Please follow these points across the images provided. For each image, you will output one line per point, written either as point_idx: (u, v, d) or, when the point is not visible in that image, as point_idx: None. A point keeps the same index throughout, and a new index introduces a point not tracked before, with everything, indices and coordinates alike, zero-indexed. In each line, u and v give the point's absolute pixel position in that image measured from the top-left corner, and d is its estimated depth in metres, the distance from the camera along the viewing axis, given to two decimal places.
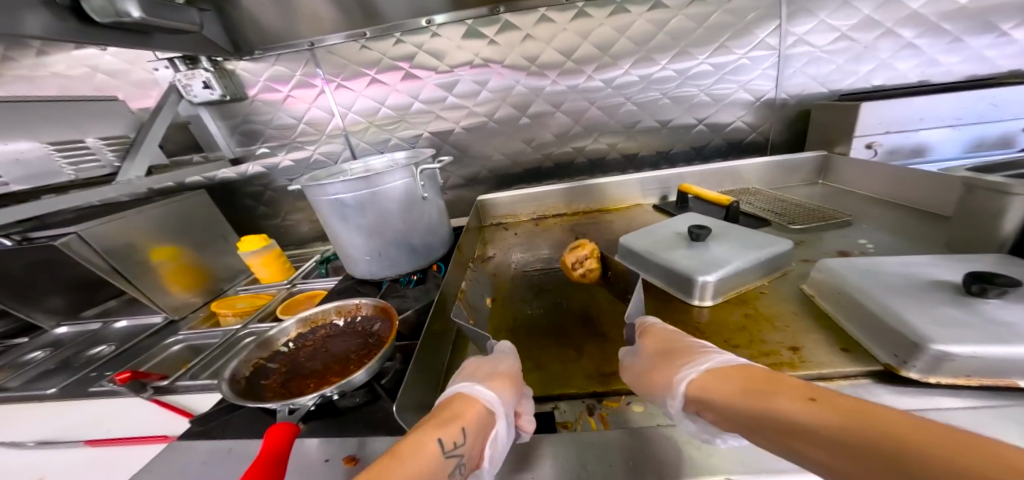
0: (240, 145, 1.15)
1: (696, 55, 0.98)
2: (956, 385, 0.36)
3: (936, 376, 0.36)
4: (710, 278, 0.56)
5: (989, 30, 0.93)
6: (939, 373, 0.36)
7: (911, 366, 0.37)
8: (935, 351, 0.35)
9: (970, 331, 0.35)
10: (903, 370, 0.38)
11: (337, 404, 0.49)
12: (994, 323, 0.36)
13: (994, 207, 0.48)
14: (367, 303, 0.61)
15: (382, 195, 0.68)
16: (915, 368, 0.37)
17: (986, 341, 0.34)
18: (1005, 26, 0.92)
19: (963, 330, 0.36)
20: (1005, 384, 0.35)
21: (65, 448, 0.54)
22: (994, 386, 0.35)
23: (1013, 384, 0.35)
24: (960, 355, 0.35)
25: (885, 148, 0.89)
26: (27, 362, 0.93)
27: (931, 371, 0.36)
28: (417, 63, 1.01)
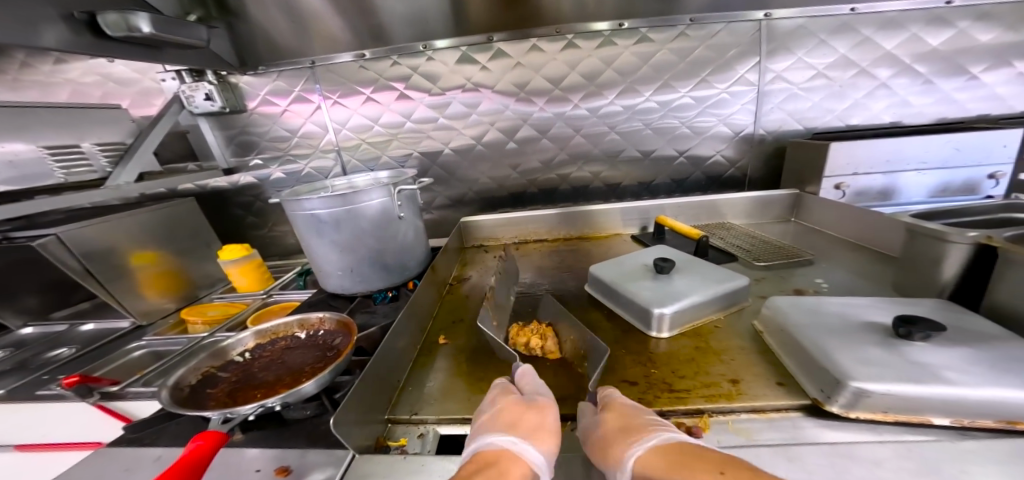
0: (235, 155, 1.19)
1: (678, 87, 1.02)
2: (875, 420, 0.37)
3: (856, 412, 0.37)
4: (667, 310, 0.57)
5: (961, 73, 0.97)
6: (858, 408, 0.37)
7: (834, 401, 0.38)
8: (853, 388, 0.36)
9: (886, 371, 0.36)
10: (827, 405, 0.39)
11: (283, 415, 0.49)
12: (912, 364, 0.37)
13: (934, 255, 0.50)
14: (331, 317, 0.62)
15: (358, 212, 0.70)
16: (837, 403, 0.38)
17: (903, 380, 0.35)
18: (975, 70, 0.96)
19: (880, 369, 0.37)
20: (919, 421, 0.36)
21: None
22: (909, 421, 0.36)
23: (926, 421, 0.36)
24: (877, 392, 0.36)
25: (854, 189, 0.91)
26: None
27: (851, 406, 0.37)
28: (411, 85, 1.06)
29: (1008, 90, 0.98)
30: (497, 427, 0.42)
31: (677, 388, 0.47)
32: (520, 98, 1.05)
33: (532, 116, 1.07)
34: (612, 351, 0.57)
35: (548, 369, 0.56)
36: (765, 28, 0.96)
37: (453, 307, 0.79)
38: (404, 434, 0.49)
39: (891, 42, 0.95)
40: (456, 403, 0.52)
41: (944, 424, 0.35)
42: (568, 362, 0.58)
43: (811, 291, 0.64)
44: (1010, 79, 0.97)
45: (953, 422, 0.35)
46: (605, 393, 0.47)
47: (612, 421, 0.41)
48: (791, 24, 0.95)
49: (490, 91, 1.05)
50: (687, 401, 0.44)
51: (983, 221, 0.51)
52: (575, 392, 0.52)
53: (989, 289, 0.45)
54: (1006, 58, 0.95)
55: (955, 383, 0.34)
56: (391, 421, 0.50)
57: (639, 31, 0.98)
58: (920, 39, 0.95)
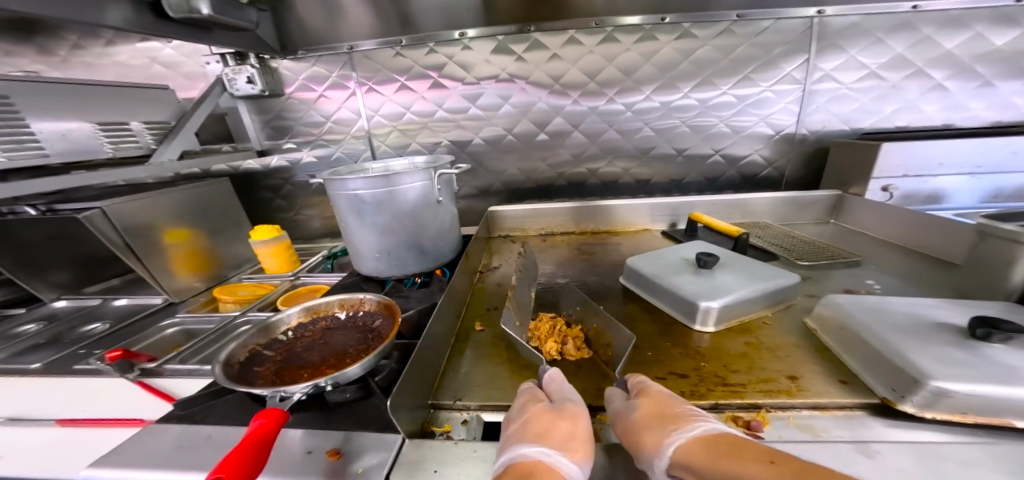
0: (269, 139, 1.21)
1: (719, 85, 1.00)
2: (950, 421, 0.36)
3: (932, 412, 0.36)
4: (714, 304, 0.56)
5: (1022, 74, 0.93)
6: (935, 408, 0.36)
7: (908, 400, 0.37)
8: (933, 387, 0.35)
9: (968, 371, 0.35)
10: (900, 404, 0.37)
11: (327, 397, 0.49)
12: (993, 364, 0.35)
13: (1005, 257, 0.48)
14: (371, 299, 0.63)
15: (399, 195, 0.70)
16: (911, 402, 0.36)
17: (988, 380, 0.34)
18: None
19: (962, 369, 0.35)
20: (998, 423, 0.34)
21: (39, 425, 0.54)
22: (988, 423, 0.35)
23: (1007, 423, 0.34)
24: (959, 392, 0.34)
25: (900, 192, 0.89)
26: (20, 333, 0.94)
27: (927, 406, 0.36)
28: (446, 73, 1.06)
29: None
30: (529, 437, 0.40)
31: (731, 382, 0.46)
32: (557, 90, 1.04)
33: (568, 110, 1.06)
34: (656, 343, 0.56)
35: (588, 357, 0.56)
36: (816, 25, 0.93)
37: (485, 294, 0.79)
38: (448, 419, 0.48)
39: (951, 40, 0.91)
40: (499, 390, 0.52)
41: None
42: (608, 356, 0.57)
43: (861, 292, 0.62)
44: None
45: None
46: (635, 379, 0.47)
47: (649, 406, 0.41)
48: (843, 21, 0.92)
49: (525, 82, 1.04)
50: (743, 395, 0.43)
51: None
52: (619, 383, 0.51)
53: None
54: None
55: None
56: (436, 406, 0.50)
57: (682, 26, 0.95)
58: (982, 38, 0.91)
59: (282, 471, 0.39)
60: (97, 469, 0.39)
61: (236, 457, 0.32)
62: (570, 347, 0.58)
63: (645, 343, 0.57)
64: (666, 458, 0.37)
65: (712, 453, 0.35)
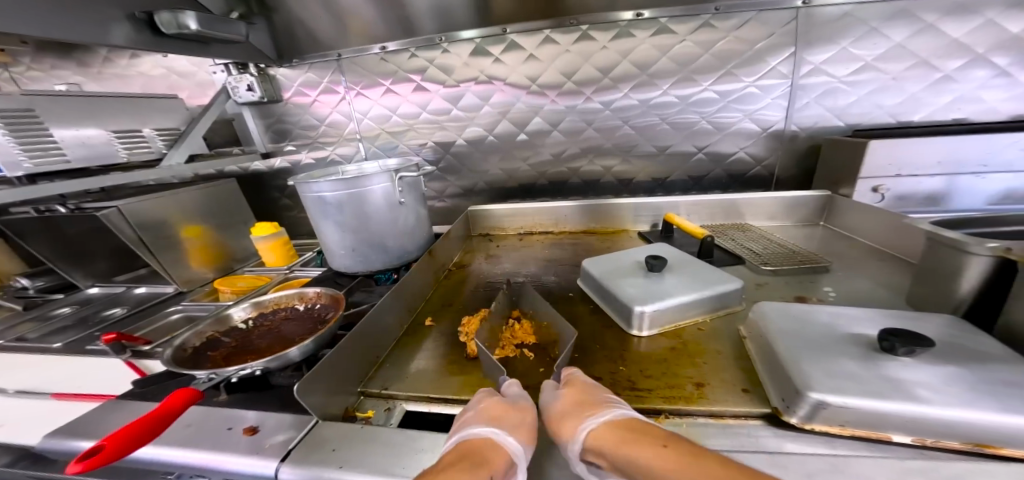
0: (272, 142, 1.30)
1: (700, 81, 0.96)
2: (832, 433, 0.35)
3: (813, 423, 0.35)
4: (648, 308, 0.56)
5: None
6: (816, 421, 0.35)
7: (793, 412, 0.36)
8: (813, 400, 0.33)
9: (851, 384, 0.33)
10: (786, 415, 0.36)
11: (268, 379, 0.54)
12: (883, 378, 0.34)
13: (951, 267, 0.45)
14: (325, 293, 0.67)
15: (360, 196, 0.74)
16: (796, 414, 0.36)
17: (866, 394, 0.32)
18: None
19: (845, 382, 0.34)
20: (876, 436, 0.33)
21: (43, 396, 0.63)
22: (867, 436, 0.33)
23: (884, 437, 0.33)
24: (834, 405, 0.33)
25: (894, 194, 0.83)
26: (57, 314, 1.08)
27: (809, 418, 0.35)
28: (428, 76, 1.09)
29: None
30: (483, 419, 0.41)
31: (640, 387, 0.46)
32: (535, 89, 1.05)
33: (547, 110, 1.06)
34: (587, 346, 0.56)
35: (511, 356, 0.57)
36: (805, 15, 0.87)
37: (448, 291, 0.82)
38: (372, 407, 0.52)
39: (961, 27, 0.83)
40: (426, 383, 0.54)
41: (903, 442, 0.32)
42: (522, 364, 0.56)
43: (815, 299, 0.60)
44: None
45: (915, 441, 0.32)
46: (568, 370, 0.49)
47: (571, 396, 0.43)
48: (835, 11, 0.86)
49: (503, 84, 1.05)
50: (647, 400, 0.43)
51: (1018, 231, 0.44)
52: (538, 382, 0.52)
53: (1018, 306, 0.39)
54: None
55: (928, 401, 0.31)
56: (368, 394, 0.53)
57: (659, 21, 0.93)
58: (1002, 22, 0.82)
59: (194, 443, 0.43)
60: (57, 436, 0.45)
61: (134, 427, 0.35)
62: (497, 345, 0.59)
63: (575, 344, 0.57)
64: (578, 443, 0.38)
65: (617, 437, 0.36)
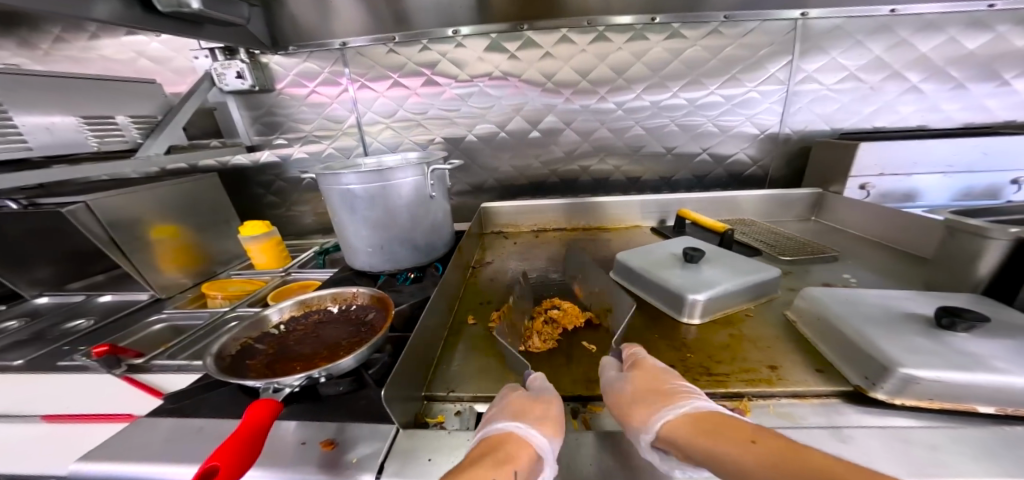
0: (259, 134, 1.19)
1: (707, 85, 1.02)
2: (919, 407, 0.39)
3: (901, 398, 0.39)
4: (701, 296, 0.58)
5: (992, 78, 0.97)
6: (904, 395, 0.39)
7: (880, 388, 0.40)
8: (902, 374, 0.38)
9: (936, 358, 0.38)
10: (872, 391, 0.40)
11: (319, 389, 0.50)
12: (959, 353, 0.39)
13: (971, 251, 0.51)
14: (364, 293, 0.64)
15: (392, 189, 0.71)
16: (883, 390, 0.40)
17: (951, 368, 0.37)
18: (1008, 75, 0.96)
19: (929, 357, 0.38)
20: (964, 408, 0.38)
21: (25, 422, 0.53)
22: (955, 409, 0.38)
23: (971, 408, 0.38)
24: (926, 379, 0.37)
25: (877, 190, 0.92)
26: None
27: (897, 393, 0.39)
28: (440, 70, 1.06)
29: None
30: (507, 414, 0.40)
31: (715, 372, 0.47)
32: (550, 88, 1.05)
33: (562, 108, 1.07)
34: (645, 334, 0.58)
35: (553, 349, 0.57)
36: (800, 27, 0.96)
37: (479, 287, 0.80)
38: (442, 411, 0.50)
39: (926, 44, 0.95)
40: (492, 382, 0.53)
41: (987, 412, 0.37)
42: (572, 352, 0.57)
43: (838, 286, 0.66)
44: None
45: (997, 411, 0.37)
46: (630, 350, 0.51)
47: (642, 380, 0.43)
48: (826, 24, 0.95)
49: (518, 81, 1.05)
50: (727, 384, 0.45)
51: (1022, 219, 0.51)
52: (586, 373, 0.52)
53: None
54: None
55: (1004, 371, 0.36)
56: (433, 397, 0.51)
57: (671, 26, 0.97)
58: (958, 41, 0.94)
59: (280, 464, 0.40)
60: (86, 463, 0.39)
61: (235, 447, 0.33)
62: (538, 340, 0.59)
63: (634, 335, 0.58)
64: (653, 432, 0.38)
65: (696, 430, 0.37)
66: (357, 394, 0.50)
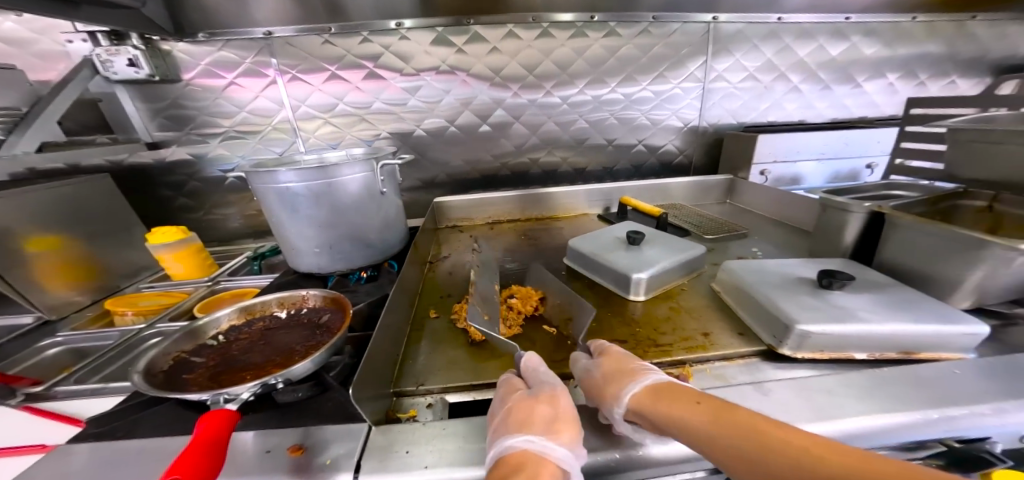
0: (165, 129, 1.04)
1: (640, 81, 1.12)
2: (815, 359, 0.49)
3: (801, 352, 0.49)
4: (644, 275, 0.65)
5: (848, 80, 1.20)
6: (803, 349, 0.49)
7: (786, 345, 0.50)
8: (800, 331, 0.48)
9: (824, 316, 0.49)
10: (780, 348, 0.50)
11: (275, 396, 0.48)
12: (839, 309, 0.50)
13: (839, 223, 0.64)
14: (315, 295, 0.61)
15: (338, 186, 0.67)
16: (788, 346, 0.49)
17: (834, 324, 0.48)
18: (859, 79, 1.20)
19: (819, 315, 0.49)
20: (845, 357, 0.49)
21: None
22: (838, 358, 0.49)
23: (849, 356, 0.49)
24: (817, 333, 0.47)
25: (773, 175, 1.09)
26: None
27: (798, 348, 0.49)
28: (383, 63, 1.01)
29: (882, 98, 1.23)
30: (512, 426, 0.40)
31: (659, 344, 0.55)
32: (497, 83, 1.07)
33: (510, 104, 1.10)
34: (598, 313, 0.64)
35: (517, 334, 0.60)
36: (712, 31, 1.09)
37: (439, 282, 0.80)
38: (412, 405, 0.50)
39: (803, 51, 1.14)
40: (461, 372, 0.55)
41: (861, 358, 0.49)
42: (535, 337, 0.60)
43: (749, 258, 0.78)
44: (884, 89, 1.22)
45: (868, 356, 0.49)
46: (594, 341, 0.53)
47: (609, 364, 0.46)
48: (732, 28, 1.09)
49: (464, 76, 1.05)
50: (670, 352, 0.52)
51: (872, 195, 0.64)
52: (551, 355, 0.56)
53: (885, 244, 0.59)
54: (880, 70, 1.20)
55: (868, 320, 0.48)
56: (403, 393, 0.52)
57: (608, 25, 1.04)
58: (825, 48, 1.15)
59: (245, 472, 0.38)
60: None
61: (193, 458, 0.31)
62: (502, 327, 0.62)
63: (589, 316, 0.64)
64: (623, 406, 0.41)
65: (660, 404, 0.39)
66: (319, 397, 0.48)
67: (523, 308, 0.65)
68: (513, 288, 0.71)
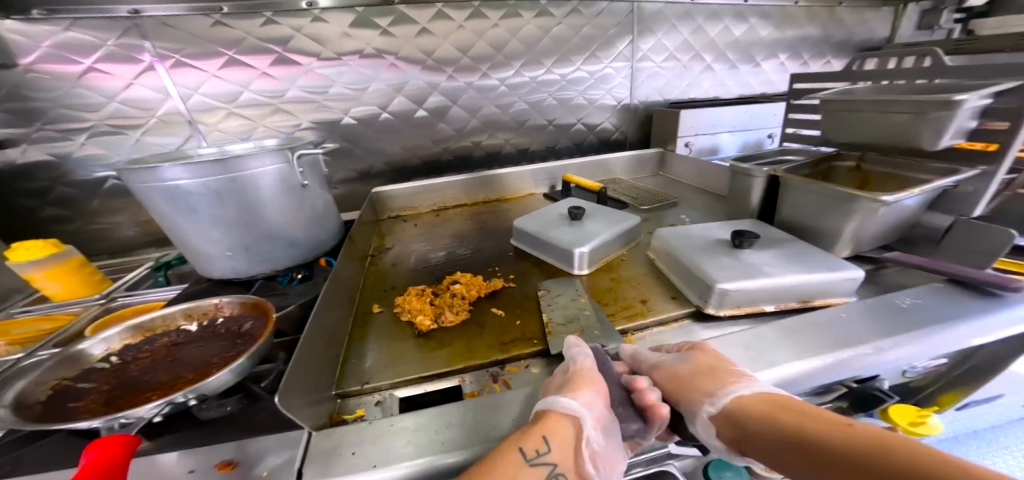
0: (13, 124, 0.85)
1: (574, 61, 1.13)
2: (735, 315, 0.56)
3: (723, 310, 0.55)
4: (586, 249, 0.68)
5: (751, 59, 1.32)
6: (723, 307, 0.55)
7: (711, 304, 0.55)
8: (720, 289, 0.54)
9: (740, 275, 0.55)
10: (706, 308, 0.56)
11: (194, 414, 0.44)
12: (751, 268, 0.56)
13: (746, 188, 0.73)
14: (230, 302, 0.56)
15: (246, 182, 0.59)
16: (713, 305, 0.55)
17: (749, 281, 0.54)
18: (758, 59, 1.32)
19: (736, 274, 0.55)
20: (757, 311, 0.56)
21: None
22: (752, 313, 0.56)
23: (761, 310, 0.56)
24: (733, 290, 0.53)
25: (696, 147, 1.18)
26: None
27: (721, 306, 0.55)
28: (293, 48, 0.92)
29: (777, 77, 1.38)
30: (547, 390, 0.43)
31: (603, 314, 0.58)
32: (429, 66, 1.02)
33: (446, 89, 1.06)
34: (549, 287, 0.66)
35: (466, 320, 0.61)
36: (636, 11, 1.13)
37: (382, 275, 0.77)
38: (359, 405, 0.49)
39: (713, 31, 1.23)
40: (409, 365, 0.54)
41: (770, 310, 0.56)
42: (482, 321, 0.61)
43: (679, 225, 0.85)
44: (776, 69, 1.36)
45: (777, 307, 0.56)
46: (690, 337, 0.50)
47: (704, 359, 0.44)
48: (654, 8, 1.14)
49: (392, 60, 0.99)
50: (614, 322, 0.56)
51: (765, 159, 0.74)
52: (501, 338, 0.57)
53: (784, 204, 0.67)
54: (773, 52, 1.33)
55: (773, 275, 0.55)
56: (348, 394, 0.50)
57: (539, 4, 1.04)
58: (731, 29, 1.24)
59: None
60: None
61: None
62: (450, 314, 0.61)
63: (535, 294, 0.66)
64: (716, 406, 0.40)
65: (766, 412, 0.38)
66: (250, 410, 0.45)
67: (472, 294, 0.65)
68: (457, 274, 0.70)
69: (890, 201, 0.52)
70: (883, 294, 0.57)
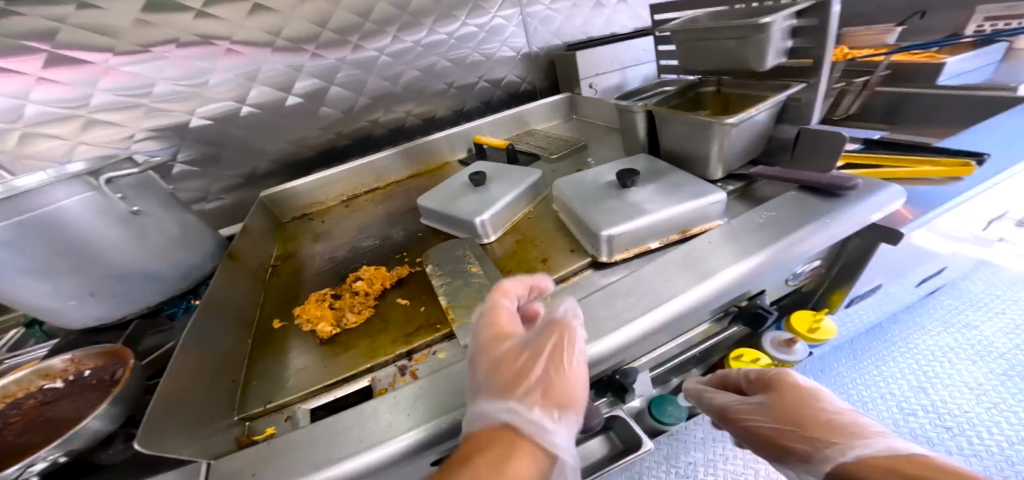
0: None
1: (458, 16, 1.06)
2: (626, 257, 0.59)
3: (615, 254, 0.58)
4: (485, 217, 0.67)
5: None
6: (615, 252, 0.58)
7: (604, 253, 0.58)
8: (605, 236, 0.55)
9: (624, 219, 0.57)
10: (600, 257, 0.58)
11: (90, 460, 0.41)
12: (633, 208, 0.59)
13: (630, 123, 0.75)
14: (91, 352, 0.51)
15: (43, 224, 0.48)
16: (606, 253, 0.58)
17: (631, 223, 0.56)
18: None
19: (620, 219, 0.57)
20: (645, 249, 0.59)
21: None
22: (641, 251, 0.59)
23: (648, 247, 0.59)
24: (617, 234, 0.56)
25: (600, 88, 1.18)
26: None
27: (612, 252, 0.58)
28: (67, 41, 0.70)
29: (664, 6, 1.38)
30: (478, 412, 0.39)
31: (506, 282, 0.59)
32: (285, 46, 0.88)
33: (315, 70, 0.93)
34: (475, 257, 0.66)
35: (370, 316, 0.60)
36: None
37: (286, 286, 0.72)
38: (269, 423, 0.47)
39: None
40: (313, 376, 0.52)
41: (656, 246, 0.59)
42: (386, 315, 0.60)
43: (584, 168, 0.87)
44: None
45: (661, 243, 0.59)
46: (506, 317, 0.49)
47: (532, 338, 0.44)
48: None
49: (227, 45, 0.83)
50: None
51: (655, 94, 0.73)
52: (405, 329, 0.56)
53: (666, 135, 0.69)
54: None
55: (652, 212, 0.57)
56: (252, 417, 0.48)
57: None
58: None
59: None
60: None
61: None
62: (352, 315, 0.60)
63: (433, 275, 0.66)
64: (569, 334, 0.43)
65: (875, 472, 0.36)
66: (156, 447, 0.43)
67: (375, 288, 0.64)
68: (360, 270, 0.68)
69: (733, 123, 0.56)
70: (751, 211, 0.61)
